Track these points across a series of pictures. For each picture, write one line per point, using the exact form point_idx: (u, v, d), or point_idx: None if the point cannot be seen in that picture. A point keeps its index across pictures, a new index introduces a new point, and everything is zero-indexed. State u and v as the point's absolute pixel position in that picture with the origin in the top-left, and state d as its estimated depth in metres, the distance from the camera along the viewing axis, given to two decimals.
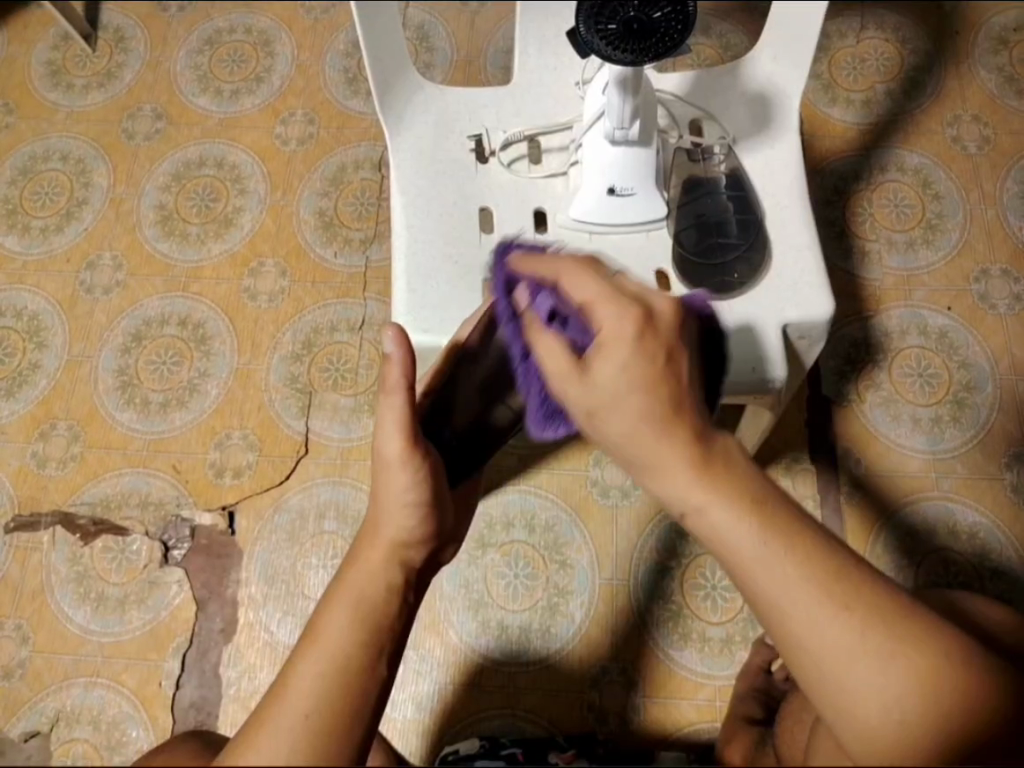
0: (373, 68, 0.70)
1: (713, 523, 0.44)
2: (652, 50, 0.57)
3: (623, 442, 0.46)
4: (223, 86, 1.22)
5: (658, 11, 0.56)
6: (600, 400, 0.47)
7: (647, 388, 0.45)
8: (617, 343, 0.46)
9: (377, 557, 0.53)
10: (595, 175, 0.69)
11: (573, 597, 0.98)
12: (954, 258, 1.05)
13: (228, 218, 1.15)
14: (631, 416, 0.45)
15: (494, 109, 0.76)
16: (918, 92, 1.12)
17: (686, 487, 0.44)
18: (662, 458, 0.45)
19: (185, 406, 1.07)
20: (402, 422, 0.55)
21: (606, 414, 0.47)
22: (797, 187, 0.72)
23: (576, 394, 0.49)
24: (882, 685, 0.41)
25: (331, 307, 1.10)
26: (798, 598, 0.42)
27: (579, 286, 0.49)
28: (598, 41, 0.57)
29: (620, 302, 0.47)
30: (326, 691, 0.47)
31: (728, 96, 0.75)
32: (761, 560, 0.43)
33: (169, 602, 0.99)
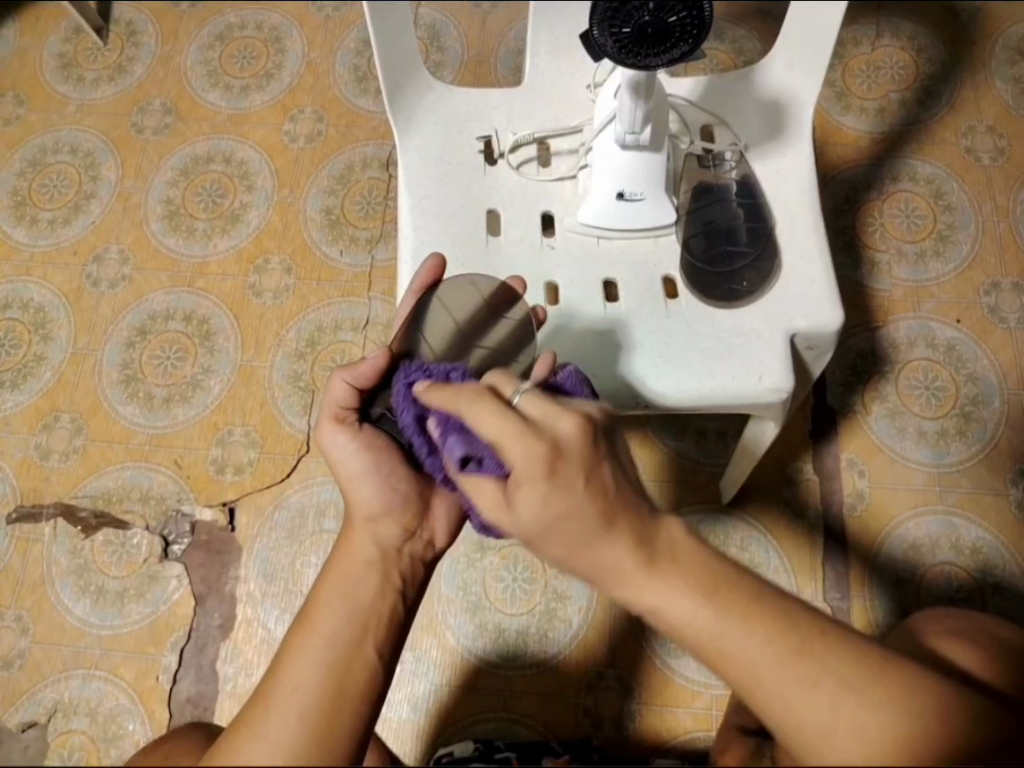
0: (383, 69, 0.70)
1: (660, 602, 0.44)
2: (666, 54, 0.56)
3: (568, 556, 0.44)
4: (233, 82, 1.22)
5: (675, 15, 0.54)
6: (529, 532, 0.44)
7: (577, 519, 0.43)
8: (533, 478, 0.43)
9: (354, 539, 0.56)
10: (605, 180, 0.69)
11: (572, 602, 0.97)
12: (964, 271, 1.03)
13: (235, 215, 1.15)
14: (565, 549, 0.44)
15: (504, 111, 0.75)
16: (933, 101, 1.11)
17: (642, 588, 0.44)
18: (612, 573, 0.44)
19: (189, 402, 1.07)
20: (343, 400, 0.60)
21: (545, 545, 0.44)
22: (809, 197, 0.72)
23: (512, 527, 0.46)
24: (862, 752, 0.41)
25: (336, 305, 1.10)
26: (769, 677, 0.42)
27: (494, 424, 0.45)
28: (611, 45, 0.56)
29: (527, 434, 0.44)
30: (323, 667, 0.48)
31: (741, 102, 0.74)
32: (725, 638, 0.43)
33: (168, 596, 1.00)
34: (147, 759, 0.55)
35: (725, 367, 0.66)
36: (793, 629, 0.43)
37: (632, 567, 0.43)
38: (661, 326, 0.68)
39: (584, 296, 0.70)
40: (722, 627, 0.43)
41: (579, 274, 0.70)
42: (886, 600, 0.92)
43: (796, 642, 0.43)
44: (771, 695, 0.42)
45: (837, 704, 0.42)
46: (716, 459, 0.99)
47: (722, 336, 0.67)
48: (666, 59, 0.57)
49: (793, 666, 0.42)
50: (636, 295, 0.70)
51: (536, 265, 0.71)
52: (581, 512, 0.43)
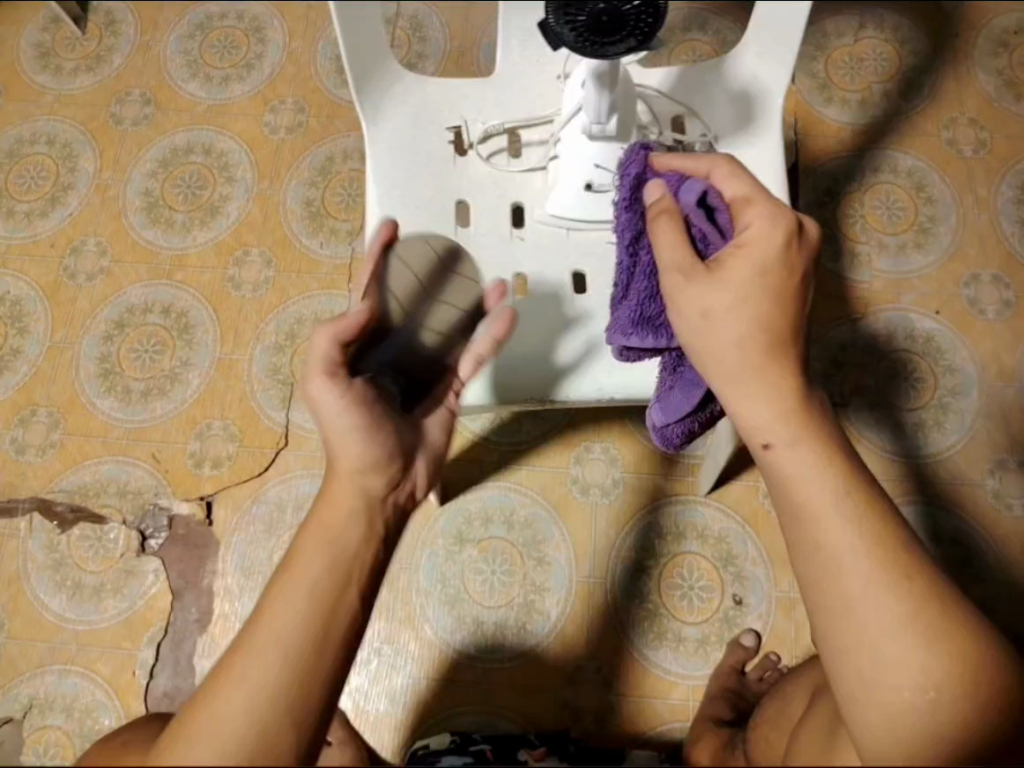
0: (349, 59, 0.69)
1: (792, 464, 0.50)
2: (622, 42, 0.55)
3: (734, 350, 0.51)
4: (213, 73, 1.21)
5: (629, 4, 0.52)
6: (722, 299, 0.51)
7: (783, 299, 0.51)
8: (762, 244, 0.51)
9: (336, 488, 0.53)
10: (572, 171, 0.68)
11: (550, 594, 0.97)
12: (945, 262, 1.03)
13: (214, 207, 1.14)
14: (745, 322, 0.51)
15: (474, 101, 0.75)
16: (915, 93, 1.11)
17: (764, 411, 0.51)
18: (767, 373, 0.51)
19: (167, 395, 1.06)
20: (326, 356, 0.54)
21: (725, 315, 0.51)
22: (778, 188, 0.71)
23: (698, 289, 0.52)
24: (908, 666, 0.43)
25: (316, 298, 1.09)
26: (850, 560, 0.46)
27: (755, 218, 0.52)
28: (567, 34, 0.54)
29: (771, 208, 0.52)
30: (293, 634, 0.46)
31: (712, 92, 0.74)
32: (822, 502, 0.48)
33: (146, 591, 0.99)
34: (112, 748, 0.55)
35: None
36: (893, 541, 0.47)
37: (762, 360, 0.51)
38: None
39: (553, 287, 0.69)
40: (835, 502, 0.48)
41: (548, 263, 0.70)
42: None
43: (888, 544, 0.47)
44: (850, 582, 0.45)
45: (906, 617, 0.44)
46: None
47: None
48: (625, 47, 0.55)
49: (876, 567, 0.46)
50: (605, 285, 0.69)
51: (505, 255, 0.70)
52: (781, 312, 0.51)
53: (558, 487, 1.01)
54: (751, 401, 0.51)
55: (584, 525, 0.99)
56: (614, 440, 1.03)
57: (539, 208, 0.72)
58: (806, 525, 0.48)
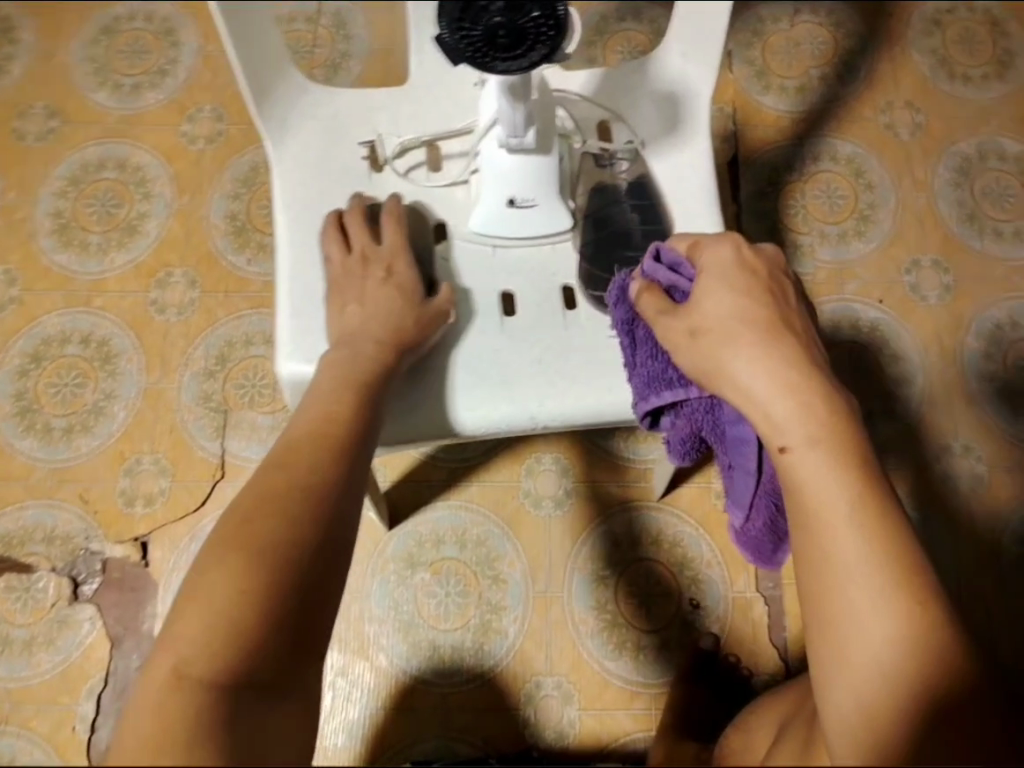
0: (245, 76, 0.63)
1: (801, 469, 0.48)
2: (524, 58, 0.51)
3: (732, 359, 0.52)
4: (123, 81, 1.13)
5: (528, 18, 0.49)
6: (707, 315, 0.53)
7: (760, 300, 0.54)
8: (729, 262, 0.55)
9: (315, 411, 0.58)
10: (492, 187, 0.64)
11: (506, 613, 0.94)
12: (886, 249, 1.02)
13: (132, 225, 1.07)
14: (732, 320, 0.53)
15: (388, 112, 0.70)
16: (851, 76, 1.09)
17: (763, 382, 0.50)
18: (754, 350, 0.51)
19: (92, 430, 1.00)
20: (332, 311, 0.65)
21: (717, 333, 0.53)
22: (708, 197, 0.68)
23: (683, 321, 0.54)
24: (873, 610, 0.45)
25: (246, 318, 1.04)
26: (837, 509, 0.47)
27: (722, 251, 0.56)
28: (463, 53, 0.51)
29: (730, 239, 0.57)
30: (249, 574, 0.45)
31: (637, 95, 0.70)
32: (823, 502, 0.47)
33: (81, 641, 0.93)
34: None
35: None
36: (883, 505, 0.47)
37: (767, 348, 0.51)
38: (560, 341, 0.64)
39: (480, 312, 0.65)
40: (828, 503, 0.47)
41: (474, 286, 0.66)
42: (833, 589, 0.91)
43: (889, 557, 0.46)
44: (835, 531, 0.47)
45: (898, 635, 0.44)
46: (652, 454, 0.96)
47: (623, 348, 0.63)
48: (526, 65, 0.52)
49: (876, 581, 0.45)
50: (536, 307, 0.65)
51: None
52: (765, 307, 0.54)
53: (510, 501, 0.98)
54: (766, 388, 0.50)
55: (538, 539, 0.97)
56: (566, 450, 1.00)
57: (460, 225, 0.68)
58: (810, 534, 0.47)
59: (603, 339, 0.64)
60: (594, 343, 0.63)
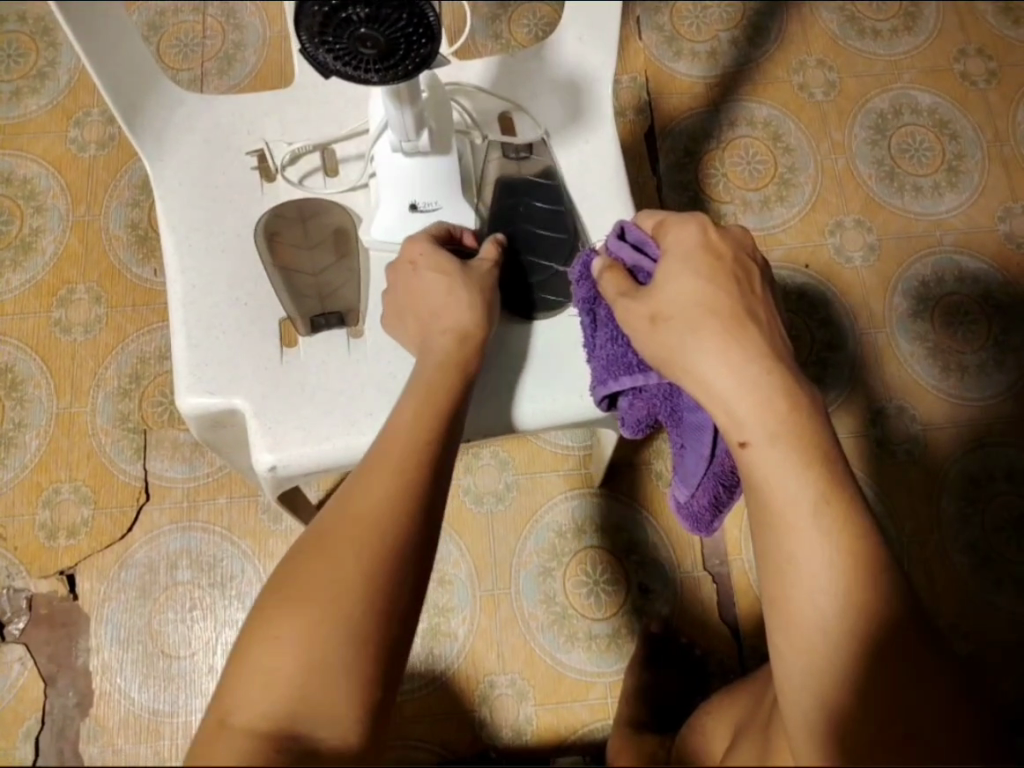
0: (111, 98, 0.58)
1: (770, 460, 0.48)
2: (396, 68, 0.48)
3: (683, 342, 0.51)
4: (1, 88, 1.06)
5: (395, 29, 0.46)
6: (664, 302, 0.53)
7: (718, 287, 0.53)
8: (683, 251, 0.54)
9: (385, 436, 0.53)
10: (391, 192, 0.62)
11: (454, 613, 0.93)
12: (808, 213, 1.01)
13: (26, 242, 1.01)
14: (689, 304, 0.52)
15: (276, 117, 0.67)
16: (762, 37, 1.07)
17: (717, 368, 0.50)
18: (705, 335, 0.51)
19: (3, 463, 0.95)
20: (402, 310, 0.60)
21: (673, 318, 0.52)
22: (619, 187, 0.65)
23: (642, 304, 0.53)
24: (821, 573, 0.45)
25: (157, 332, 0.99)
26: (785, 482, 0.47)
27: (683, 238, 0.55)
28: (329, 61, 0.48)
29: (691, 222, 0.56)
30: (330, 598, 0.45)
31: (537, 83, 0.67)
32: (799, 496, 0.47)
33: (13, 683, 0.90)
34: None
35: (560, 384, 0.61)
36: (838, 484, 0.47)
37: (724, 336, 0.51)
38: None
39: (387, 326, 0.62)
40: (802, 495, 0.47)
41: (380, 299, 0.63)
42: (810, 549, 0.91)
43: (866, 558, 0.46)
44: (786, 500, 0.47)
45: (867, 638, 0.44)
46: None
47: (542, 353, 0.61)
48: (400, 75, 0.49)
49: (851, 586, 0.45)
50: None
51: (331, 294, 0.63)
52: (728, 295, 0.52)
53: (449, 500, 0.97)
54: (728, 384, 0.49)
55: (481, 535, 0.96)
56: (502, 442, 0.98)
57: (362, 234, 0.64)
58: (782, 527, 0.47)
59: (520, 344, 0.62)
60: (510, 348, 0.62)
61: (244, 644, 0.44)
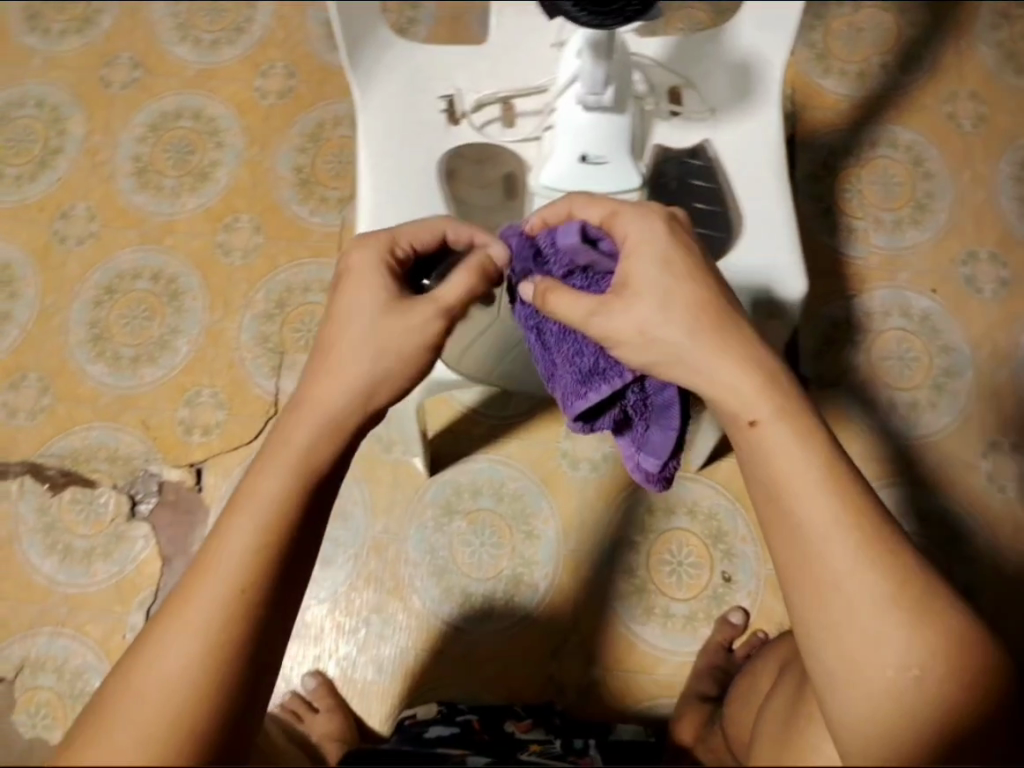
0: (342, 29, 0.73)
1: (765, 439, 0.52)
2: (620, 11, 0.56)
3: (683, 344, 0.55)
4: (202, 35, 1.19)
5: None
6: (651, 312, 0.55)
7: (696, 283, 0.57)
8: (652, 247, 0.57)
9: (272, 460, 0.53)
10: (568, 142, 0.70)
11: (538, 567, 0.98)
12: (941, 240, 1.02)
13: (204, 172, 1.13)
14: (681, 314, 0.55)
15: (469, 70, 0.78)
16: (916, 65, 1.08)
17: (732, 375, 0.54)
18: (717, 347, 0.55)
19: (156, 362, 1.06)
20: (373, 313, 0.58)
21: (659, 325, 0.55)
22: (774, 165, 0.74)
23: (620, 317, 0.56)
24: (840, 566, 0.48)
25: (305, 267, 1.08)
26: (794, 479, 0.51)
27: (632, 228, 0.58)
28: (562, 4, 0.56)
29: (644, 214, 0.58)
30: (219, 598, 0.47)
31: (710, 65, 0.76)
32: (795, 473, 0.51)
33: (135, 556, 1.00)
34: None
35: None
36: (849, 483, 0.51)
37: (712, 340, 0.55)
38: None
39: None
40: (795, 471, 0.51)
41: None
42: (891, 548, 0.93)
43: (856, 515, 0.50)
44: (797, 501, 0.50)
45: (878, 602, 0.47)
46: None
47: None
48: (621, 18, 0.57)
49: (860, 574, 0.48)
50: None
51: None
52: (704, 294, 0.57)
53: (547, 460, 1.01)
54: (723, 378, 0.54)
55: (573, 497, 1.00)
56: None
57: (531, 178, 0.74)
58: (787, 501, 0.50)
59: None
60: None
61: (136, 659, 0.46)
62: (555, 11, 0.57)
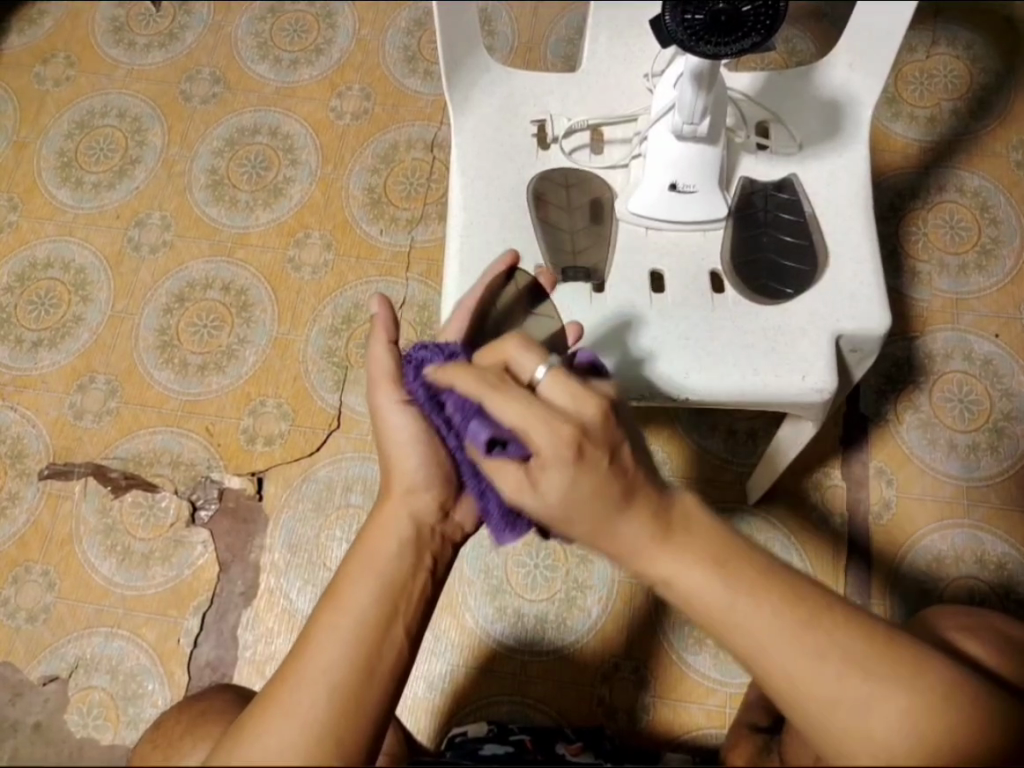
0: (444, 52, 0.75)
1: (683, 587, 0.46)
2: (736, 42, 0.62)
3: (566, 510, 0.46)
4: (282, 56, 1.22)
5: (749, 6, 0.60)
6: (554, 513, 0.46)
7: (596, 494, 0.45)
8: (558, 463, 0.45)
9: (390, 510, 0.55)
10: (660, 170, 0.75)
11: (591, 592, 0.99)
12: (1006, 286, 1.03)
13: (278, 188, 1.16)
14: (587, 525, 0.46)
15: (560, 97, 0.82)
16: (985, 113, 1.10)
17: (657, 558, 0.46)
18: (631, 537, 0.46)
19: (223, 370, 1.08)
20: (391, 367, 0.56)
21: (566, 523, 0.47)
22: (860, 199, 0.77)
23: (530, 504, 0.47)
24: (820, 680, 0.43)
25: (373, 284, 1.10)
26: (744, 625, 0.44)
27: (503, 411, 0.46)
28: (683, 31, 0.62)
29: (550, 419, 0.45)
30: (348, 653, 0.47)
31: (799, 101, 0.81)
32: (734, 611, 0.44)
33: (193, 561, 1.00)
34: (177, 725, 0.57)
35: (768, 364, 0.70)
36: (800, 605, 0.44)
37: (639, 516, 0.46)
38: (708, 318, 0.73)
39: (632, 285, 0.74)
40: (731, 611, 0.44)
41: (630, 262, 0.75)
42: (912, 589, 0.92)
43: (805, 618, 0.44)
44: (744, 640, 0.44)
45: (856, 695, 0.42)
46: (748, 459, 0.99)
47: (768, 332, 0.72)
48: (730, 51, 0.63)
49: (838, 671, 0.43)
50: (683, 286, 0.74)
51: (600, 252, 0.76)
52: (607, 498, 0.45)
53: None
54: (673, 568, 0.46)
55: None
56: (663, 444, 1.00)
57: (617, 203, 0.78)
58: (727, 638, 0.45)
59: (749, 323, 0.72)
60: (739, 323, 0.72)
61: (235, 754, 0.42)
62: (669, 40, 0.64)
